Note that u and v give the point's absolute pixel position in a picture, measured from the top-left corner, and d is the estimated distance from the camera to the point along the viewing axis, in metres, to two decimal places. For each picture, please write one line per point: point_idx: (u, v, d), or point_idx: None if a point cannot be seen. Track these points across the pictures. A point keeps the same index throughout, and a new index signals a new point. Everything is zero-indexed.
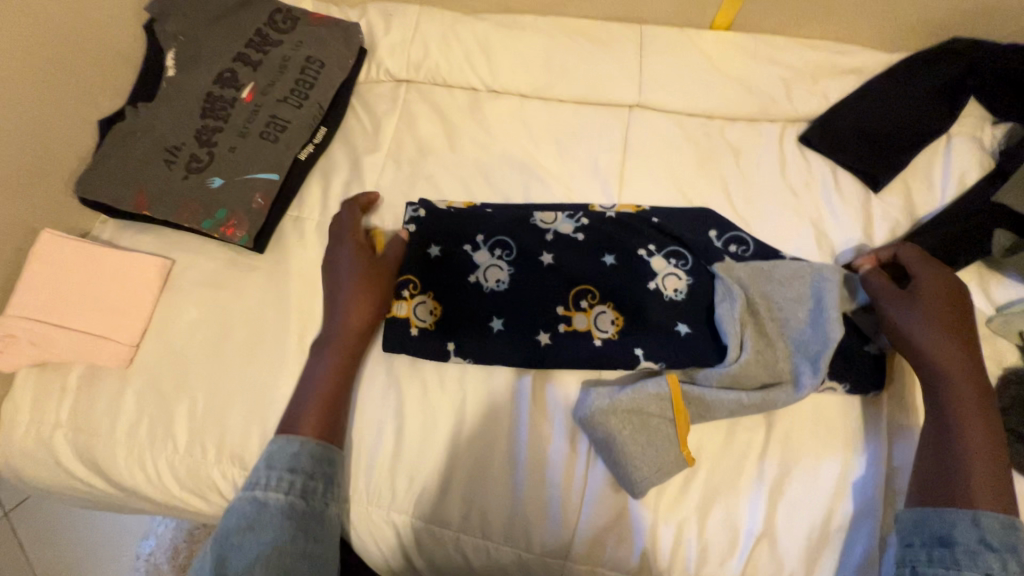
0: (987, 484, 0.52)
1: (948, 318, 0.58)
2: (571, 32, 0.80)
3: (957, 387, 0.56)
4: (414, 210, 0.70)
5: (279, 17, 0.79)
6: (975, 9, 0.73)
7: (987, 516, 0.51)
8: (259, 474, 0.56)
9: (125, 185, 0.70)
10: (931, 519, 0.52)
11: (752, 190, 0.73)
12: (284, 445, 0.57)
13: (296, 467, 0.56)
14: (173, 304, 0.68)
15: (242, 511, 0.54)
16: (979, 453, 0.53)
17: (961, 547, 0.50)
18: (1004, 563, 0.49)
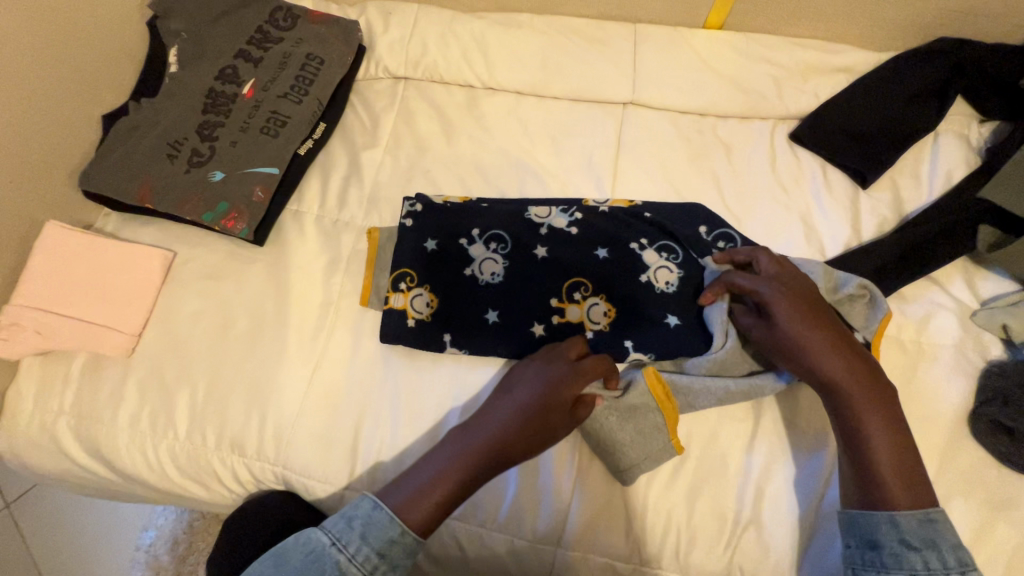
0: (899, 480, 0.53)
1: (810, 328, 0.57)
2: (567, 31, 0.82)
3: (850, 392, 0.55)
4: (411, 204, 0.71)
5: (280, 14, 0.80)
6: (963, 9, 0.75)
7: (903, 515, 0.52)
8: (349, 539, 0.51)
9: (128, 179, 0.71)
10: (860, 521, 0.53)
11: (743, 186, 0.75)
12: (387, 524, 0.51)
13: (385, 555, 0.51)
14: (175, 295, 0.69)
15: (322, 573, 0.49)
16: (886, 453, 0.53)
17: (888, 549, 0.51)
18: (926, 558, 0.50)
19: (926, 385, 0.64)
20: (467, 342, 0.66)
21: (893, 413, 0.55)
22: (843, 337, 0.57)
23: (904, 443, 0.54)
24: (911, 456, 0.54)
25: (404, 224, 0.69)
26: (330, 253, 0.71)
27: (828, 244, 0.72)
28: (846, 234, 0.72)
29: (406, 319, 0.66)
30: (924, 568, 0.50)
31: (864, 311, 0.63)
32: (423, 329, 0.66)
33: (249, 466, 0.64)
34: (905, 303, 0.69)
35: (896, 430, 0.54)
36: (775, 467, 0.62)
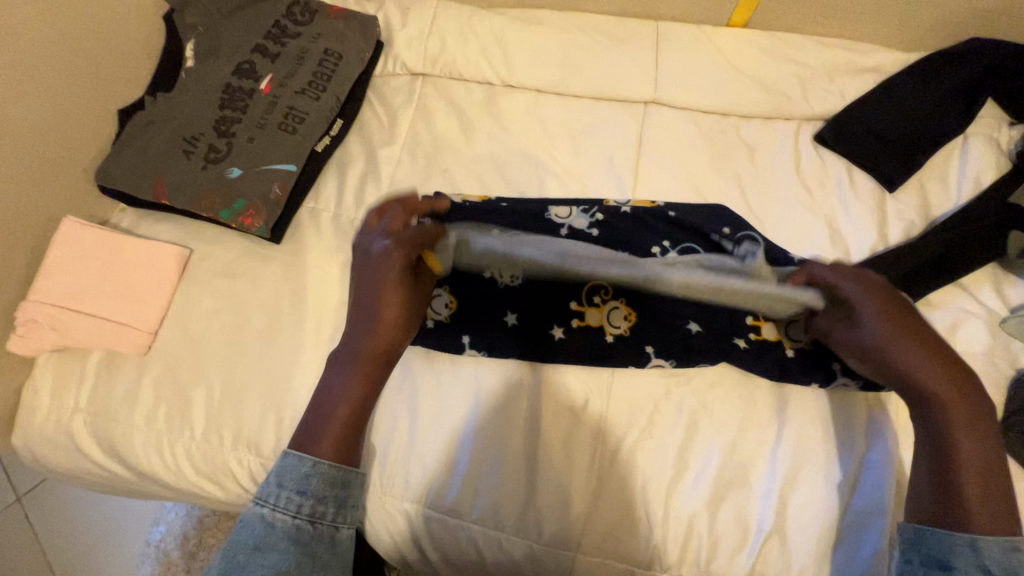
0: (986, 507, 0.48)
1: (909, 337, 0.53)
2: (588, 28, 0.80)
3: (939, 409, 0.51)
4: None
5: (297, 9, 0.79)
6: (995, 9, 0.73)
7: (989, 541, 0.47)
8: (269, 494, 0.52)
9: (145, 175, 0.70)
10: (930, 540, 0.49)
11: (766, 188, 0.73)
12: (295, 463, 0.53)
13: (307, 491, 0.52)
14: (191, 293, 0.68)
15: (248, 528, 0.50)
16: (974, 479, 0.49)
17: (965, 574, 0.46)
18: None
19: None
20: (485, 343, 0.65)
21: (987, 443, 0.50)
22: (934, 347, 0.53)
23: (997, 474, 0.49)
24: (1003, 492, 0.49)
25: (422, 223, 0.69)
26: (348, 252, 0.70)
27: (854, 248, 0.70)
28: (872, 238, 0.70)
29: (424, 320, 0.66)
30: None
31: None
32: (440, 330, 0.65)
33: (265, 467, 0.62)
34: (932, 310, 0.67)
35: (993, 462, 0.50)
36: (799, 475, 0.61)
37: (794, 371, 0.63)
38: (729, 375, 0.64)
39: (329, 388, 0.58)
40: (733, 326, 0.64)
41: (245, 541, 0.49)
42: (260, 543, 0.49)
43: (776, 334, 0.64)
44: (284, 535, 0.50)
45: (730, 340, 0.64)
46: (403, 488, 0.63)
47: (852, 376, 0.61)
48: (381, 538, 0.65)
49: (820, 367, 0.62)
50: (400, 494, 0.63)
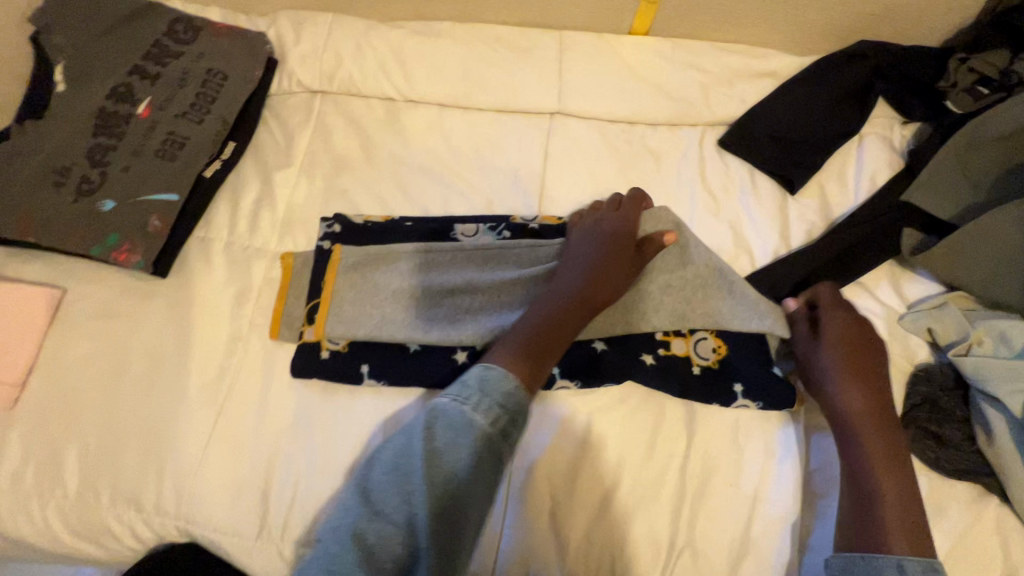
0: (898, 525, 0.54)
1: (863, 374, 0.60)
2: (490, 39, 0.79)
3: (869, 444, 0.57)
4: (328, 226, 0.68)
5: (179, 27, 0.75)
6: (879, 12, 0.75)
7: (908, 561, 0.52)
8: (470, 394, 0.54)
9: (7, 212, 0.64)
10: (857, 565, 0.52)
11: (673, 195, 0.73)
12: (500, 377, 0.55)
13: (502, 405, 0.54)
14: (62, 338, 0.63)
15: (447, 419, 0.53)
16: (891, 498, 0.55)
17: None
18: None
19: None
20: (387, 371, 0.61)
21: (891, 457, 0.57)
22: (873, 382, 0.60)
23: (908, 491, 0.56)
24: (909, 506, 0.55)
25: (321, 248, 0.66)
26: (240, 284, 0.66)
27: (758, 253, 0.70)
28: (775, 242, 0.71)
29: (320, 350, 0.62)
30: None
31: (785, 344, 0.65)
32: (338, 360, 0.62)
33: (148, 524, 0.57)
34: None
35: (899, 474, 0.56)
36: (710, 486, 0.60)
37: (699, 388, 0.63)
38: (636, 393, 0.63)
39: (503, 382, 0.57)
40: (641, 344, 0.64)
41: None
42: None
43: (686, 349, 0.64)
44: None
45: (637, 358, 0.63)
46: None
47: (752, 396, 0.62)
48: None
49: (724, 385, 0.63)
50: None
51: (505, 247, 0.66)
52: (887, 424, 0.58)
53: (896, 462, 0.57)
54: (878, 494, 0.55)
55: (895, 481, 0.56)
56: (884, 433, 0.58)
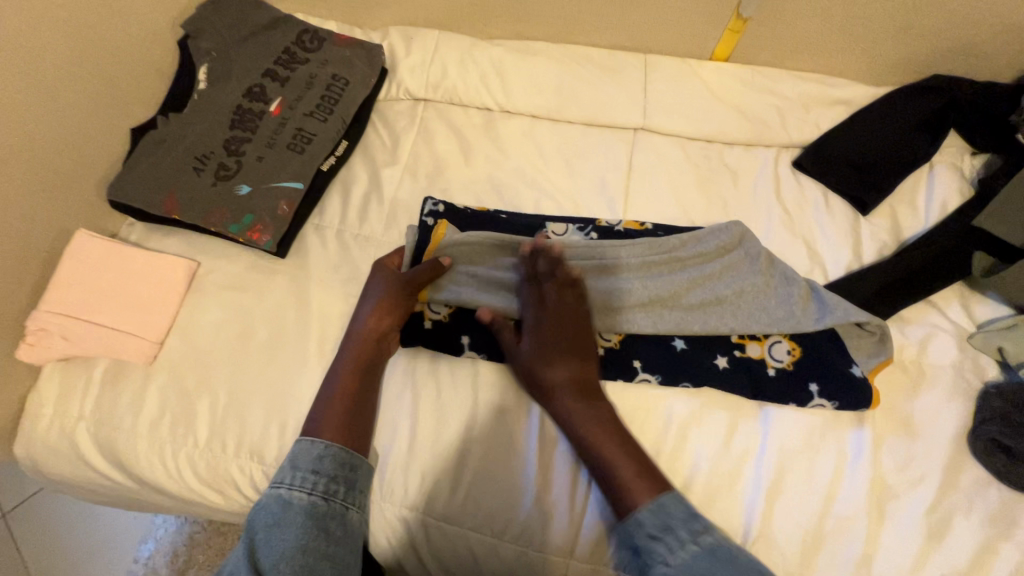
0: (634, 479, 0.59)
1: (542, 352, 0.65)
2: (580, 59, 0.86)
3: (578, 416, 0.63)
4: (433, 205, 0.74)
5: (307, 37, 0.84)
6: (953, 48, 0.80)
7: (642, 511, 0.58)
8: (284, 476, 0.60)
9: (157, 190, 0.73)
10: (623, 533, 0.59)
11: (749, 210, 0.78)
12: (307, 446, 0.61)
13: (319, 470, 0.59)
14: (197, 305, 0.71)
15: (269, 508, 0.57)
16: (615, 459, 0.60)
17: (643, 550, 0.57)
18: (667, 543, 0.57)
19: (926, 407, 0.67)
20: (482, 347, 0.68)
21: (604, 421, 0.62)
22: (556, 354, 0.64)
23: (637, 457, 0.61)
24: (651, 466, 0.61)
25: (425, 225, 0.72)
26: (351, 267, 0.73)
27: (829, 267, 0.75)
28: (847, 258, 0.75)
29: (422, 321, 0.69)
30: (669, 554, 0.56)
31: (869, 348, 0.67)
32: (439, 330, 0.68)
33: (267, 474, 0.64)
34: (905, 325, 0.72)
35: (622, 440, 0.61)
36: (784, 483, 0.64)
37: (774, 389, 0.66)
38: (713, 394, 0.67)
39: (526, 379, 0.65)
40: (719, 343, 0.68)
41: (267, 520, 0.57)
42: (279, 519, 0.56)
43: (761, 352, 0.68)
44: (300, 509, 0.57)
45: (712, 358, 0.67)
46: (402, 496, 0.65)
47: (828, 396, 0.65)
48: (380, 544, 0.67)
49: (799, 386, 0.66)
50: (399, 501, 0.65)
51: (595, 242, 0.70)
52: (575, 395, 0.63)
53: (614, 438, 0.61)
54: (595, 456, 0.61)
55: (615, 444, 0.61)
56: (590, 406, 0.63)
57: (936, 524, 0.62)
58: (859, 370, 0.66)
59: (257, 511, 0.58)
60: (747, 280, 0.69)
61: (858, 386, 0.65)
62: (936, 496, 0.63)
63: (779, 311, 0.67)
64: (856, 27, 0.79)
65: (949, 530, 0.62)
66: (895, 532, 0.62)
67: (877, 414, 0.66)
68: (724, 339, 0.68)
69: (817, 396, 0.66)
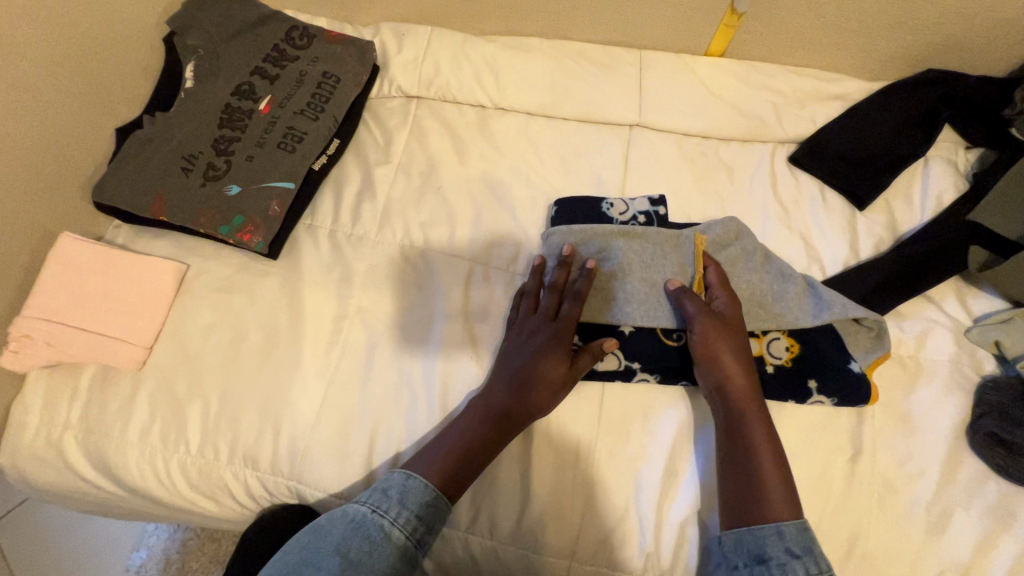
0: (779, 496, 0.57)
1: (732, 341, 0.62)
2: (575, 55, 0.85)
3: (742, 406, 0.60)
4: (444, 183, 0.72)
5: (296, 34, 0.82)
6: (947, 43, 0.80)
7: (787, 526, 0.55)
8: (389, 505, 0.55)
9: (143, 192, 0.71)
10: (747, 537, 0.56)
11: (745, 205, 0.78)
12: (424, 488, 0.57)
13: (424, 516, 0.56)
14: (186, 308, 0.69)
15: (368, 535, 0.53)
16: (769, 462, 0.58)
17: (775, 562, 0.54)
18: (807, 565, 0.54)
19: (925, 401, 0.67)
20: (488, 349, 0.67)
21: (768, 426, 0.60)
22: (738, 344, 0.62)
23: (783, 458, 0.59)
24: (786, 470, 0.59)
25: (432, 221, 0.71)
26: (344, 268, 0.71)
27: (827, 263, 0.75)
28: (844, 254, 0.75)
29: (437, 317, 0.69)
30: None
31: (867, 343, 0.66)
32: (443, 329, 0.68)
33: (261, 480, 0.64)
34: (902, 320, 0.72)
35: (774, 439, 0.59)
36: None
37: (774, 389, 0.65)
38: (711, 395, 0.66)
39: (489, 398, 0.62)
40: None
41: (360, 545, 0.53)
42: (372, 552, 0.53)
43: (760, 349, 0.66)
44: (395, 552, 0.54)
45: None
46: None
47: (827, 394, 0.64)
48: None
49: (797, 382, 0.65)
50: None
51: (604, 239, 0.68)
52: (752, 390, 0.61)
53: (765, 432, 0.59)
54: (748, 448, 0.58)
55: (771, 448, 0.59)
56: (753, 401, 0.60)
57: (936, 519, 0.62)
58: (858, 365, 0.65)
59: (328, 530, 0.54)
60: (745, 279, 0.68)
61: (855, 381, 0.64)
62: (936, 491, 0.63)
63: (782, 308, 0.67)
64: (852, 22, 0.78)
65: (949, 524, 0.62)
66: (896, 527, 0.62)
67: (877, 409, 0.66)
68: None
69: (817, 392, 0.64)
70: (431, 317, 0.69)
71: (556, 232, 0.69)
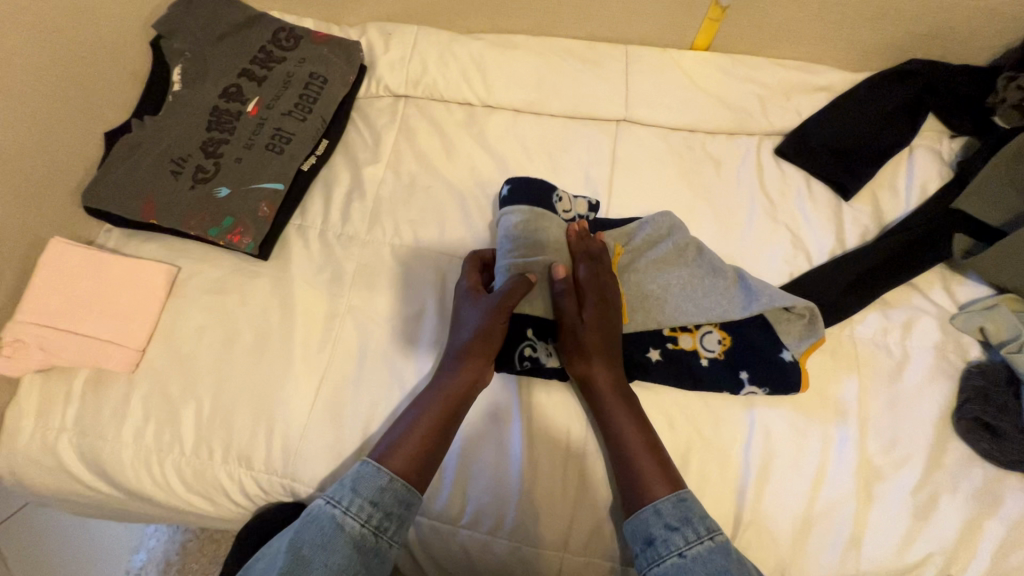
0: (656, 476, 0.60)
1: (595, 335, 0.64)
2: (560, 51, 0.86)
3: (608, 398, 0.63)
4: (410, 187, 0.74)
5: (283, 35, 0.82)
6: (930, 33, 0.80)
7: (662, 502, 0.59)
8: (343, 494, 0.58)
9: (133, 195, 0.71)
10: (636, 524, 0.59)
11: (731, 198, 0.78)
12: (374, 474, 0.59)
13: (377, 502, 0.58)
14: (178, 310, 0.70)
15: (321, 526, 0.56)
16: (639, 447, 0.61)
17: (658, 540, 0.58)
18: (685, 534, 0.58)
19: (911, 387, 0.68)
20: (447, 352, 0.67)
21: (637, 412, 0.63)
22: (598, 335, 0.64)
23: (649, 435, 0.62)
24: (663, 455, 0.62)
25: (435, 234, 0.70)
26: (334, 268, 0.72)
27: (813, 253, 0.75)
28: (830, 244, 0.75)
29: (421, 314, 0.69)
30: (685, 545, 0.57)
31: (802, 329, 0.67)
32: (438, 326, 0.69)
33: (255, 478, 0.65)
34: (888, 308, 0.72)
35: (644, 430, 0.62)
36: (772, 467, 0.64)
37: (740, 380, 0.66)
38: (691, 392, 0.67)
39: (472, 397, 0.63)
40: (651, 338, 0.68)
41: (315, 536, 0.56)
42: (327, 542, 0.56)
43: (693, 343, 0.68)
44: (350, 538, 0.56)
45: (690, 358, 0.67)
46: None
47: (758, 382, 0.65)
48: None
49: (729, 374, 0.66)
50: None
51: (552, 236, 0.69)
52: (615, 383, 0.63)
53: (632, 419, 0.62)
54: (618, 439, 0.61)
55: (640, 433, 0.62)
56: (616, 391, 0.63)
57: (923, 504, 0.63)
58: (792, 353, 0.66)
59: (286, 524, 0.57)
60: (675, 276, 0.69)
61: (789, 370, 0.65)
62: (923, 475, 0.64)
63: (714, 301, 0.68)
64: (834, 14, 0.79)
65: (936, 508, 0.63)
66: (884, 513, 0.63)
67: (864, 397, 0.67)
68: (658, 335, 0.68)
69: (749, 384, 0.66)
70: (421, 314, 0.70)
71: (513, 217, 0.68)
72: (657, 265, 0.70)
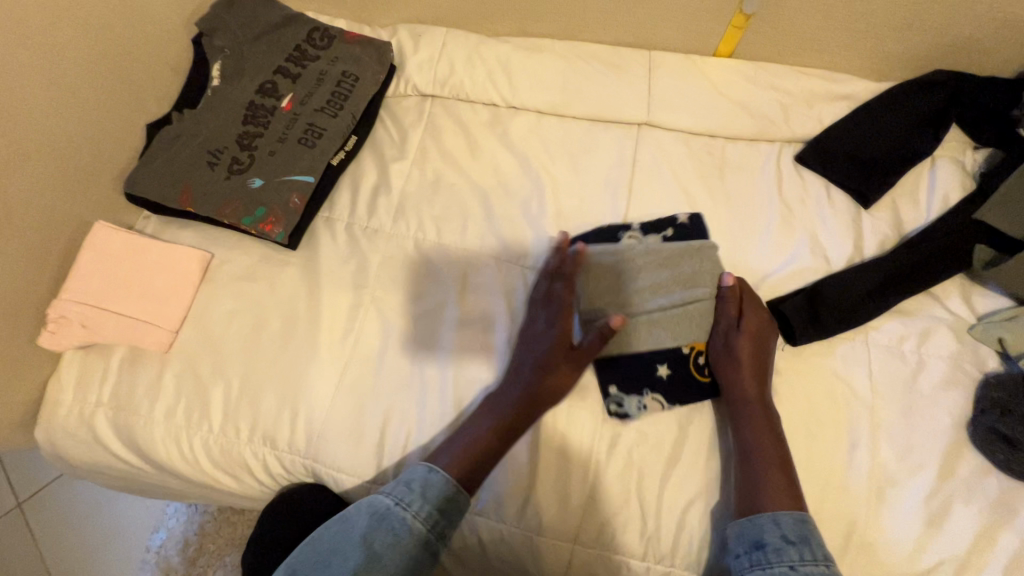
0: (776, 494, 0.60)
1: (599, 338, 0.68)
2: (586, 56, 0.87)
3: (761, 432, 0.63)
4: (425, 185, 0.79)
5: (317, 35, 0.85)
6: (958, 42, 0.80)
7: (784, 515, 0.59)
8: (412, 499, 0.58)
9: (171, 184, 0.75)
10: (749, 524, 0.59)
11: (750, 203, 0.79)
12: (441, 483, 0.59)
13: (443, 511, 0.59)
14: (210, 295, 0.73)
15: (392, 528, 0.57)
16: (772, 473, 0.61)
17: (772, 547, 0.58)
18: (801, 551, 0.57)
19: (926, 395, 0.68)
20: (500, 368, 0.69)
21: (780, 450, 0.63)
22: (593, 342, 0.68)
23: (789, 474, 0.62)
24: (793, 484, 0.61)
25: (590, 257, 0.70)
26: (359, 260, 0.74)
27: (831, 260, 0.76)
28: (848, 250, 0.76)
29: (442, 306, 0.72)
30: (799, 560, 0.57)
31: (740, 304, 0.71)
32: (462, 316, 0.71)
33: (279, 459, 0.68)
34: (905, 317, 0.72)
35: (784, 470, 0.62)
36: None
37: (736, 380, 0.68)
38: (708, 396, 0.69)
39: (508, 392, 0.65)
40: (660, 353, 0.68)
41: (385, 536, 0.56)
42: (398, 544, 0.56)
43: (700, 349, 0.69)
44: (415, 542, 0.57)
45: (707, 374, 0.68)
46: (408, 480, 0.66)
47: None
48: None
49: None
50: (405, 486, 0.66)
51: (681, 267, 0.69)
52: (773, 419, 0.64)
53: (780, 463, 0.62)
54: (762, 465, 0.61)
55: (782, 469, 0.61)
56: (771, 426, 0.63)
57: (935, 511, 0.63)
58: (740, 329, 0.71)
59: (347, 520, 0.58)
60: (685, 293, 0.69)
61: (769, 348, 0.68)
62: (935, 482, 0.64)
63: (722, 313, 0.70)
64: (859, 23, 0.80)
65: (949, 515, 0.63)
66: (894, 518, 0.63)
67: (877, 404, 0.67)
68: (675, 353, 0.68)
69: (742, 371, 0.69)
70: (442, 305, 0.72)
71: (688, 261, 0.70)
72: (680, 276, 0.69)
